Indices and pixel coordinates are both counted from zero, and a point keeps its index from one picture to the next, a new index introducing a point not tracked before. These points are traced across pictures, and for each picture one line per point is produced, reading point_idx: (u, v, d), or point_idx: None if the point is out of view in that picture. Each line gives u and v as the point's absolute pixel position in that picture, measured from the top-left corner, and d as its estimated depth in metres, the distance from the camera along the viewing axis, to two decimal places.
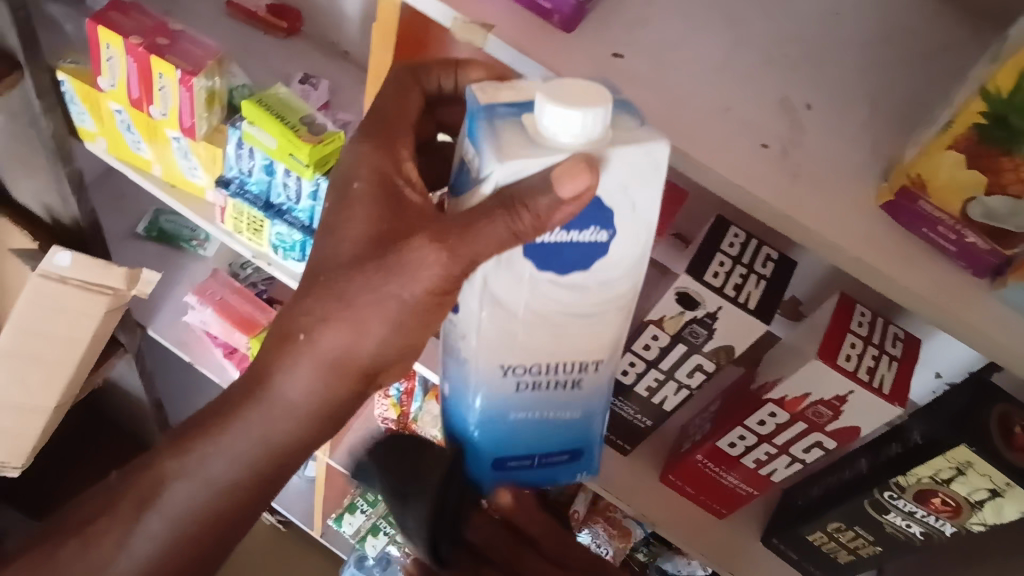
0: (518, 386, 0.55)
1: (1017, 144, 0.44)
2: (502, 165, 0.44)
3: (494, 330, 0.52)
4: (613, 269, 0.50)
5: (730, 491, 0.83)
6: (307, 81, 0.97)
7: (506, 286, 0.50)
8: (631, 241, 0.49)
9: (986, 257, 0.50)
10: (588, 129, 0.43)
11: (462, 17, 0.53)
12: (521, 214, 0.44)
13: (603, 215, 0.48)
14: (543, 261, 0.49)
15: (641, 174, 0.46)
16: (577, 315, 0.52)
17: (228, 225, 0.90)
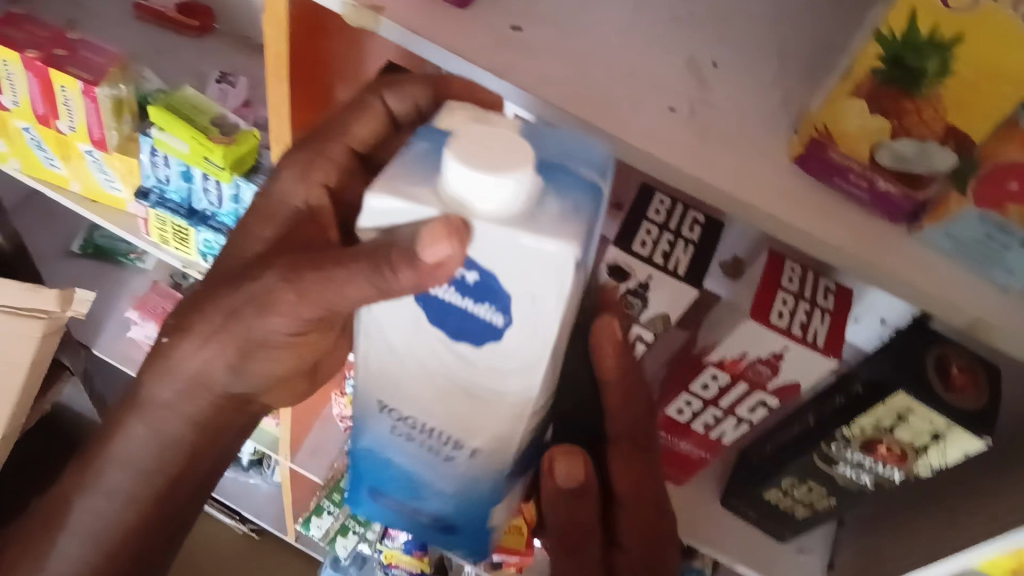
0: (399, 428, 0.54)
1: (917, 86, 0.44)
2: (381, 199, 0.41)
3: (393, 367, 0.50)
4: (493, 361, 0.46)
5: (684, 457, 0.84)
6: (224, 80, 0.94)
7: (401, 332, 0.48)
8: (523, 337, 0.44)
9: (900, 201, 0.49)
10: (482, 198, 0.40)
11: (350, 1, 0.51)
12: (386, 272, 0.42)
13: (497, 294, 0.43)
14: (440, 315, 0.46)
15: (526, 268, 0.41)
16: (457, 393, 0.49)
17: (153, 236, 0.88)
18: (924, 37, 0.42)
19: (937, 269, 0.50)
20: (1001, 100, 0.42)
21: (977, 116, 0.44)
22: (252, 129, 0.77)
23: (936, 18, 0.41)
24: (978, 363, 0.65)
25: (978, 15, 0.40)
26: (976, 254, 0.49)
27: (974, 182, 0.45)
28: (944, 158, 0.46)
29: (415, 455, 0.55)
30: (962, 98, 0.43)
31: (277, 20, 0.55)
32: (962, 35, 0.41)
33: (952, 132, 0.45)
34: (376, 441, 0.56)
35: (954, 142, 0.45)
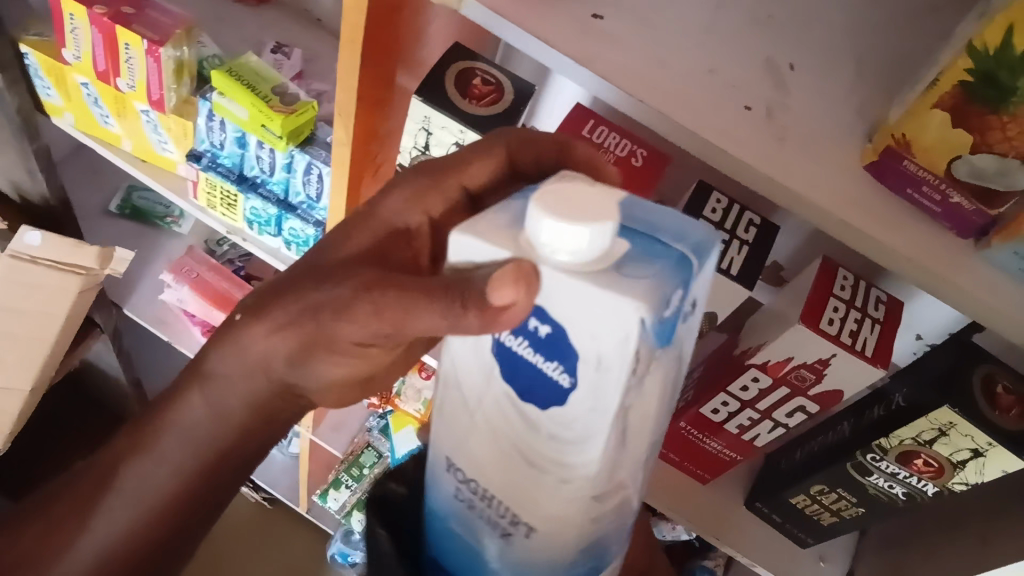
0: (463, 492, 0.46)
1: (1004, 103, 0.43)
2: (463, 236, 0.39)
3: (457, 418, 0.45)
4: (564, 429, 0.40)
5: (714, 458, 0.84)
6: (279, 50, 0.95)
7: (471, 378, 0.43)
8: (588, 407, 0.38)
9: (972, 217, 0.49)
10: (553, 244, 0.36)
11: None
12: (456, 309, 0.41)
13: (568, 350, 0.37)
14: (509, 370, 0.41)
15: (594, 319, 0.36)
16: (514, 456, 0.42)
17: (201, 200, 0.88)
18: (1018, 54, 0.42)
19: (1003, 289, 0.50)
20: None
21: None
22: (312, 100, 0.77)
23: None
24: None
25: None
26: None
27: None
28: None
29: (477, 532, 0.47)
30: None
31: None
32: None
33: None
34: (442, 506, 0.49)
35: None
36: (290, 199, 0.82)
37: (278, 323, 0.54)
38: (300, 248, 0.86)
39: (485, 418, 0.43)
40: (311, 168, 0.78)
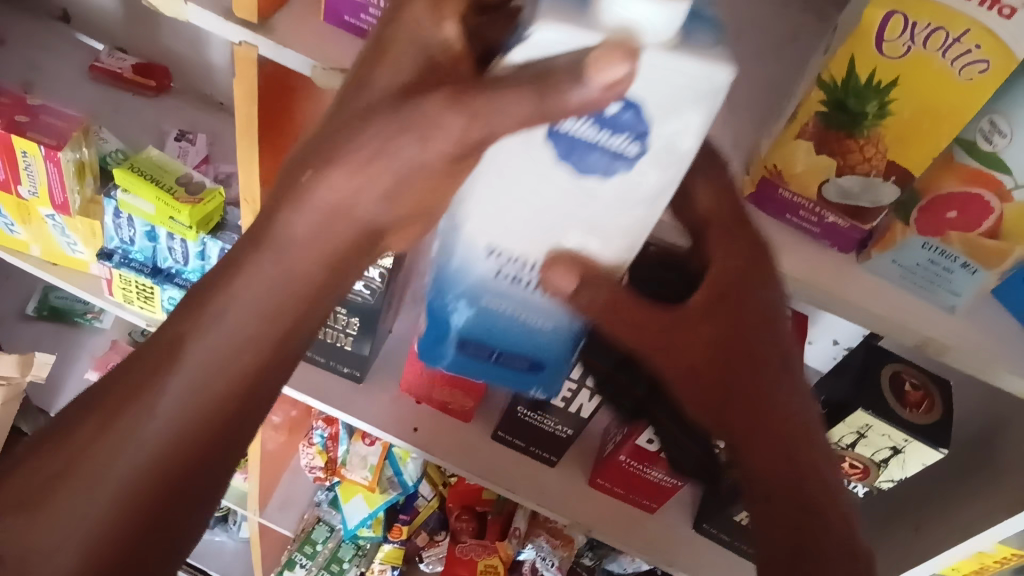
0: (503, 270, 0.48)
1: (859, 127, 0.47)
2: (544, 31, 0.34)
3: (505, 208, 0.44)
4: (617, 196, 0.41)
5: (657, 485, 0.85)
6: (183, 137, 0.97)
7: (518, 163, 0.41)
8: (664, 165, 0.40)
9: (849, 233, 0.52)
10: (641, 14, 0.33)
11: (319, 64, 0.52)
12: (545, 90, 0.34)
13: (639, 127, 0.38)
14: (569, 149, 0.40)
15: (677, 95, 0.36)
16: (575, 211, 0.43)
17: (117, 296, 0.87)
18: (863, 82, 0.45)
19: (888, 294, 0.53)
20: (938, 137, 0.45)
21: (913, 154, 0.47)
22: (217, 185, 0.78)
23: (874, 64, 0.44)
24: (930, 381, 0.70)
25: (911, 62, 0.43)
26: (922, 279, 0.52)
27: (915, 212, 0.50)
28: (887, 191, 0.49)
29: (512, 308, 0.51)
30: (900, 139, 0.46)
31: (248, 86, 0.57)
32: (898, 80, 0.44)
33: (893, 168, 0.48)
34: (470, 287, 0.50)
35: (896, 176, 0.48)
36: None
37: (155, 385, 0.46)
38: None
39: (550, 179, 0.41)
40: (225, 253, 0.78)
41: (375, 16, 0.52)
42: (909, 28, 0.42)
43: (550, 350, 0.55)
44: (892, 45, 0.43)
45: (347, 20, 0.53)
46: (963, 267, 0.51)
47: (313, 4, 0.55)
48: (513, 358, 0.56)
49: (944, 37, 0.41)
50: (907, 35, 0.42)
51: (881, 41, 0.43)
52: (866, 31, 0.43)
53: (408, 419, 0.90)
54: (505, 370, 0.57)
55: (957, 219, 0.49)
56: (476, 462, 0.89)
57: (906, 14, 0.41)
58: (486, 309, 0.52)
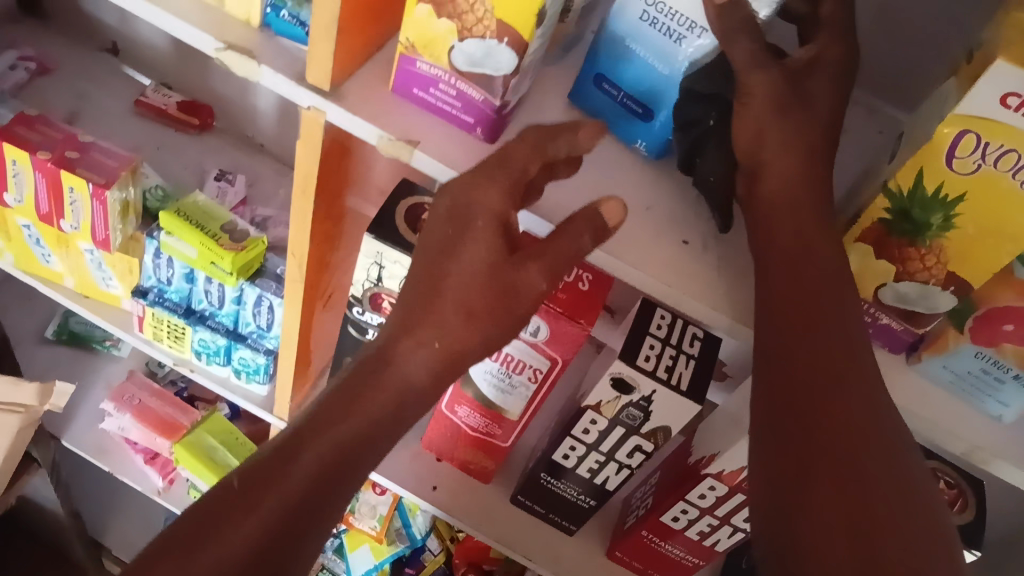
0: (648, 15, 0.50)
1: (921, 236, 0.47)
2: None
3: None
4: None
5: (676, 563, 0.84)
6: (223, 178, 0.97)
7: None
8: None
9: (902, 335, 0.53)
10: None
11: (387, 134, 0.53)
12: None
13: None
14: None
15: None
16: None
17: (146, 333, 0.87)
18: (930, 194, 0.45)
19: (936, 399, 0.53)
20: (1001, 251, 0.46)
21: (972, 265, 0.47)
22: (260, 233, 0.78)
23: (942, 178, 0.44)
24: (965, 480, 0.69)
25: (980, 179, 0.43)
26: (972, 387, 0.52)
27: (972, 322, 0.49)
28: (944, 300, 0.49)
29: (648, 39, 0.52)
30: (961, 251, 0.47)
31: (310, 148, 0.57)
32: (965, 195, 0.44)
33: (953, 278, 0.48)
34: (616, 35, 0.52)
35: (954, 286, 0.48)
36: (240, 329, 0.82)
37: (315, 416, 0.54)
38: (251, 376, 0.85)
39: None
40: (262, 300, 0.78)
41: (445, 90, 0.53)
42: (981, 147, 0.42)
43: (670, 89, 0.53)
44: (962, 162, 0.43)
45: (416, 93, 0.54)
46: (1015, 379, 0.51)
47: (381, 73, 0.56)
48: (633, 100, 0.55)
49: (1016, 158, 0.42)
50: (978, 153, 0.43)
51: (953, 155, 0.43)
52: (938, 147, 0.43)
53: (427, 475, 0.90)
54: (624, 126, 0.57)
55: (1013, 332, 0.49)
56: (492, 524, 0.88)
57: (980, 133, 0.42)
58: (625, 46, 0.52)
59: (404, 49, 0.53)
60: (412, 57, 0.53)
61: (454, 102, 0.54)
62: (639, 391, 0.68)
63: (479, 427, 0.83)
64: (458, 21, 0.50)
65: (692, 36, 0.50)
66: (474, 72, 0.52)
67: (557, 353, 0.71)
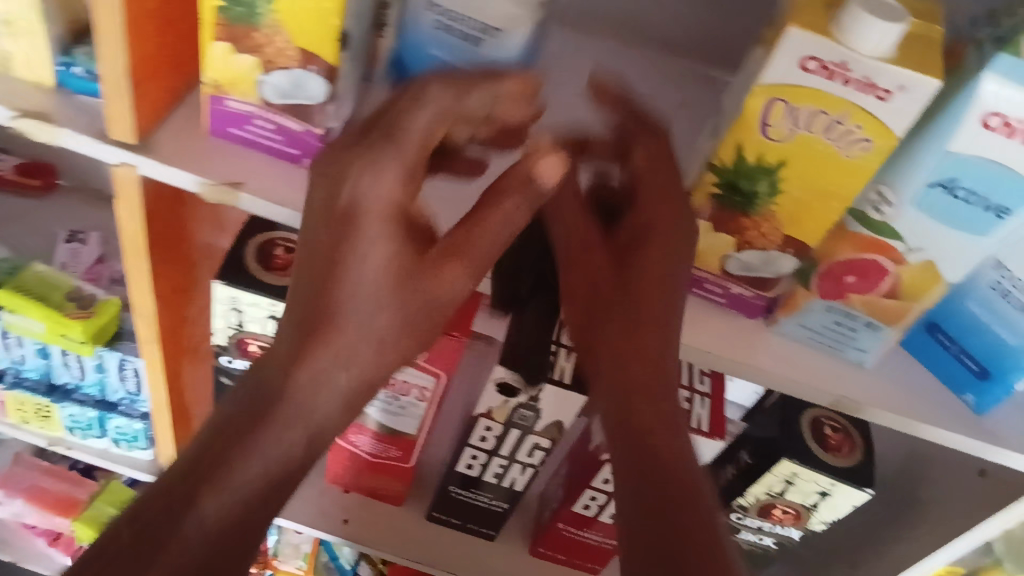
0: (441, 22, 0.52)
1: (753, 205, 0.47)
2: None
3: None
4: None
5: (597, 548, 0.85)
6: (74, 239, 0.92)
7: None
8: None
9: (754, 301, 0.53)
10: None
11: (208, 180, 0.50)
12: None
13: None
14: None
15: None
16: None
17: (12, 417, 0.82)
18: (752, 164, 0.46)
19: (798, 355, 0.54)
20: (830, 210, 0.46)
21: (806, 226, 0.48)
22: (111, 295, 0.74)
23: (761, 147, 0.45)
24: (850, 421, 0.71)
25: (795, 143, 0.44)
26: (830, 339, 0.54)
27: (816, 279, 0.50)
28: (786, 263, 0.50)
29: (451, 45, 0.53)
30: (793, 214, 0.47)
31: (132, 206, 0.54)
32: (785, 161, 0.45)
33: (790, 241, 0.49)
34: (421, 42, 0.53)
35: (793, 249, 0.49)
36: (109, 397, 0.78)
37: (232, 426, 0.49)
38: (131, 444, 0.81)
39: None
40: (125, 364, 0.74)
41: (262, 126, 0.51)
42: (791, 113, 0.43)
43: None
44: (776, 129, 0.44)
45: (233, 132, 0.52)
46: (866, 326, 0.52)
47: (194, 118, 0.53)
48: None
49: (825, 119, 0.43)
50: (789, 119, 0.43)
51: (765, 122, 0.44)
52: (751, 118, 0.44)
53: (337, 510, 0.87)
54: None
55: (855, 283, 0.50)
56: (409, 545, 0.87)
57: (787, 99, 0.43)
58: (429, 53, 0.53)
59: (209, 89, 0.50)
60: (221, 97, 0.50)
61: (274, 136, 0.51)
62: (525, 392, 0.68)
63: (380, 452, 0.81)
64: (259, 55, 0.47)
65: (490, 38, 0.51)
66: (287, 103, 0.49)
67: (439, 368, 0.70)
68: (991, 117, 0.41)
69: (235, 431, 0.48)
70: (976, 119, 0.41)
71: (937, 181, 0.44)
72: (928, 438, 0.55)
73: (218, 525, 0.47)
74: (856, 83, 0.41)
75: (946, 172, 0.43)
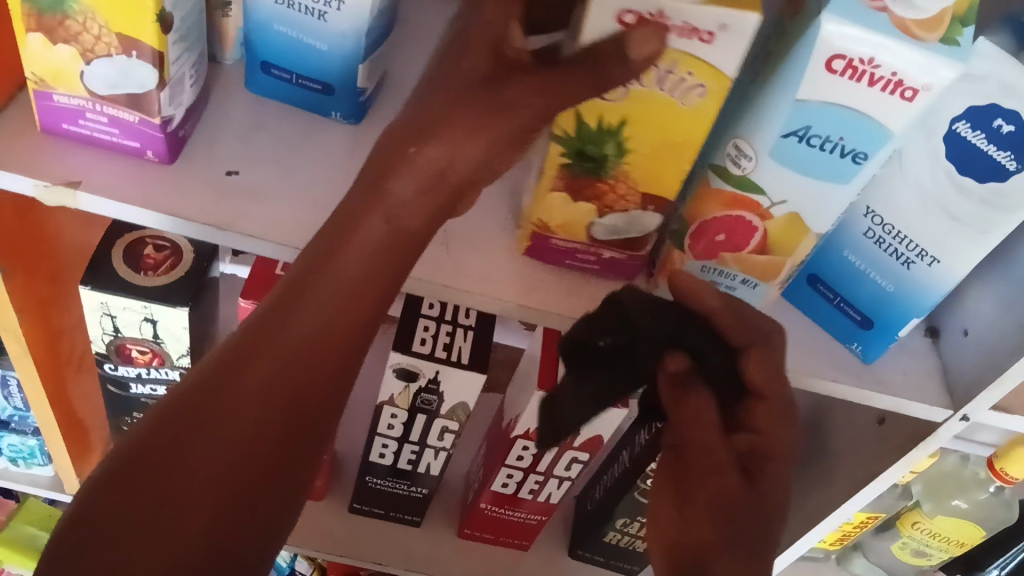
0: None
1: (605, 169, 0.46)
2: None
3: None
4: None
5: (522, 525, 0.84)
6: None
7: None
8: None
9: (630, 263, 0.51)
10: None
11: (42, 181, 0.47)
12: None
13: None
14: None
15: None
16: None
17: None
18: (595, 129, 0.44)
19: None
20: (679, 164, 0.45)
21: (662, 182, 0.46)
22: None
23: (599, 109, 0.43)
24: None
25: (632, 100, 0.42)
26: None
27: (687, 239, 0.49)
28: (650, 220, 0.48)
29: (293, 21, 0.50)
30: (647, 172, 0.46)
31: None
32: (626, 119, 0.43)
33: (648, 197, 0.47)
34: (265, 18, 0.50)
35: (654, 205, 0.47)
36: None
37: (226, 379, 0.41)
38: (29, 460, 0.78)
39: None
40: (9, 380, 0.71)
41: (96, 119, 0.48)
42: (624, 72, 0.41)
43: (335, 63, 0.51)
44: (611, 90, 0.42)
45: (68, 128, 0.49)
46: (744, 283, 0.50)
47: (27, 117, 0.50)
48: (307, 79, 0.53)
49: (656, 71, 0.41)
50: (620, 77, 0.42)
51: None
52: None
53: None
54: (310, 101, 0.54)
55: (726, 242, 0.48)
56: (332, 539, 0.85)
57: None
58: (274, 29, 0.50)
59: (33, 85, 0.47)
60: (46, 92, 0.47)
61: (110, 129, 0.48)
62: (424, 376, 0.66)
63: None
64: (77, 44, 0.45)
65: (333, 11, 0.48)
66: (117, 94, 0.47)
67: None
68: (835, 60, 0.40)
69: (239, 357, 0.41)
70: (820, 63, 0.40)
71: (791, 130, 0.43)
72: (818, 391, 0.55)
73: (220, 472, 0.40)
74: (678, 29, 0.39)
75: (799, 120, 0.42)
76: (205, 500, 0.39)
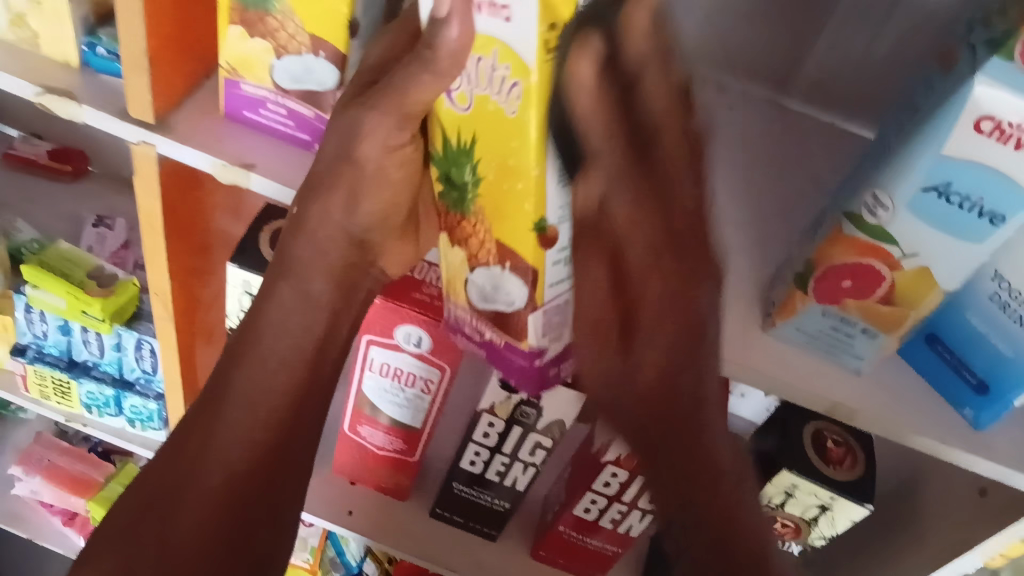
0: None
1: (468, 203, 0.44)
2: None
3: None
4: None
5: (597, 553, 0.84)
6: (101, 224, 0.94)
7: None
8: None
9: (508, 353, 0.47)
10: None
11: (221, 160, 0.52)
12: None
13: None
14: None
15: None
16: None
17: (32, 392, 0.84)
18: (454, 145, 0.43)
19: (793, 361, 0.54)
20: (514, 195, 0.41)
21: (508, 226, 0.42)
22: (131, 276, 0.76)
23: (455, 124, 0.42)
24: (854, 438, 0.71)
25: (473, 115, 0.41)
26: (826, 346, 0.54)
27: (813, 282, 0.51)
28: (511, 285, 0.44)
29: None
30: (498, 211, 0.42)
31: (149, 184, 0.56)
32: (474, 137, 0.41)
33: (501, 250, 0.43)
34: None
35: (507, 261, 0.43)
36: (126, 375, 0.80)
37: (193, 478, 0.56)
38: (145, 423, 0.83)
39: None
40: (141, 343, 0.76)
41: (274, 110, 0.53)
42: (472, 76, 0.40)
43: None
44: (459, 94, 0.41)
45: (247, 115, 0.54)
46: (862, 331, 0.52)
47: (211, 101, 0.55)
48: None
49: (473, 60, 0.39)
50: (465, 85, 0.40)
51: (452, 96, 0.41)
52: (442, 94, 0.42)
53: (341, 501, 0.88)
54: None
55: (852, 287, 0.50)
56: (410, 539, 0.87)
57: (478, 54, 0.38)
58: None
59: (225, 73, 0.52)
60: (235, 81, 0.52)
61: (286, 120, 0.53)
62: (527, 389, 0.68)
63: (386, 444, 0.82)
64: (273, 40, 0.49)
65: None
66: (298, 89, 0.51)
67: (445, 362, 0.71)
68: (984, 121, 0.41)
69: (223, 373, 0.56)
70: (967, 124, 0.41)
71: (932, 184, 0.44)
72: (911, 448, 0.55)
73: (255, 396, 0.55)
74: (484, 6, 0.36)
75: (940, 176, 0.43)
76: (210, 524, 0.54)
